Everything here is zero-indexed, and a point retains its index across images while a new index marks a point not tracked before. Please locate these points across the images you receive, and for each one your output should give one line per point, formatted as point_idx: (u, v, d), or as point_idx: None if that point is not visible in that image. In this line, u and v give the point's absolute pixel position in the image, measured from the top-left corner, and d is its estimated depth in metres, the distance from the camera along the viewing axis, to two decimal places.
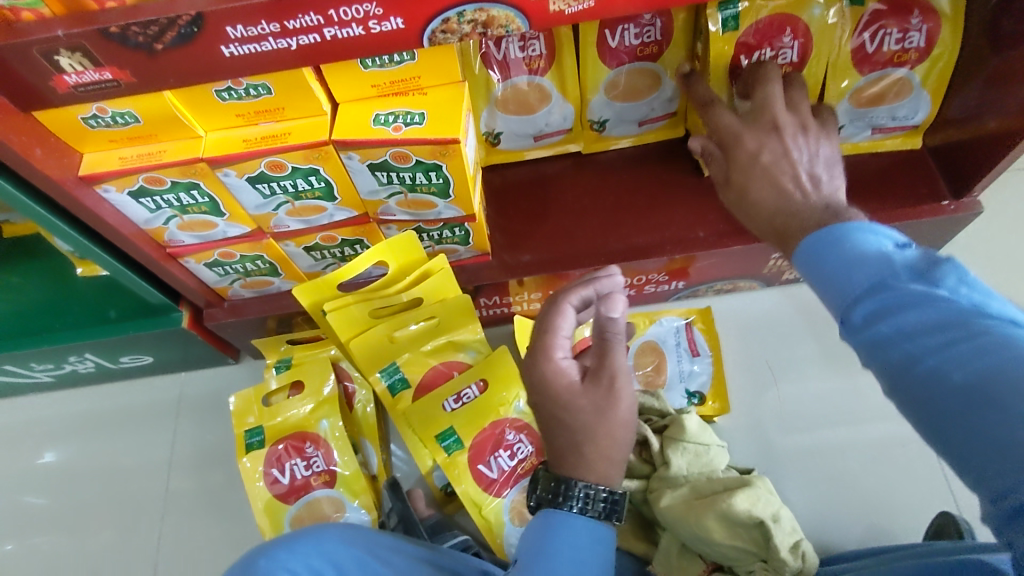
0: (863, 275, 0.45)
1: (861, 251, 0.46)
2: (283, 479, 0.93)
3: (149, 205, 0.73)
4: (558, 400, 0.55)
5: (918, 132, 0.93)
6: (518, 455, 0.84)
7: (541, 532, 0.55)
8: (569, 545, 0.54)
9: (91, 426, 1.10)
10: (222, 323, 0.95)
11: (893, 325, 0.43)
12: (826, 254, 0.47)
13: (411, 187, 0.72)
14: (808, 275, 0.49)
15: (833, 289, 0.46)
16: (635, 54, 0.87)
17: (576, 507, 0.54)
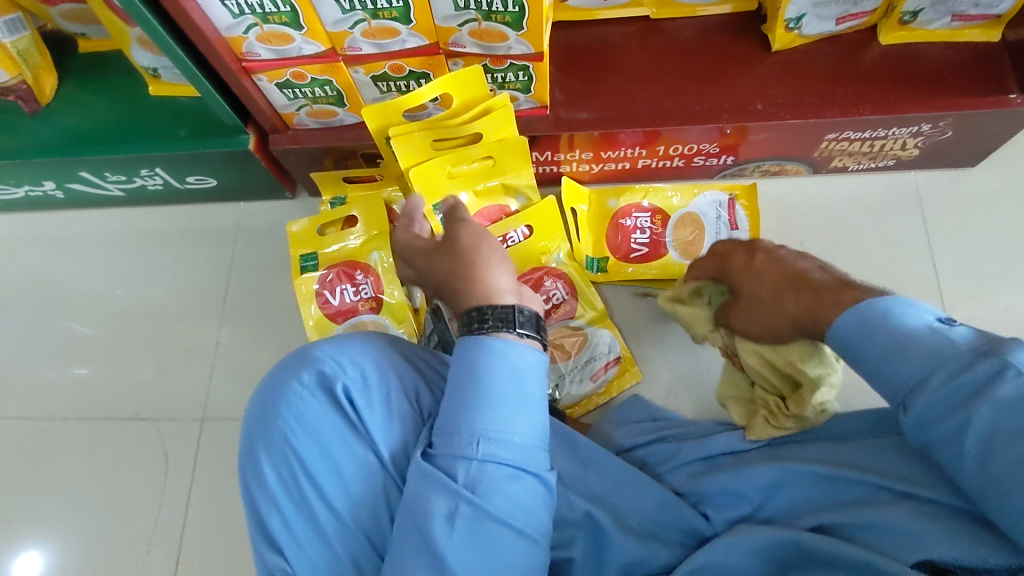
0: (922, 357, 0.51)
1: (896, 317, 0.53)
2: (333, 301, 1.01)
3: (233, 9, 0.75)
4: (430, 269, 0.77)
5: (999, 25, 0.91)
6: (554, 299, 0.97)
7: (458, 359, 0.65)
8: (496, 365, 0.63)
9: (158, 242, 1.18)
10: (284, 150, 1.01)
11: (930, 401, 0.50)
12: (857, 334, 0.55)
13: (485, 15, 0.74)
14: (848, 356, 0.56)
15: (885, 377, 0.53)
16: None
17: (491, 327, 0.66)
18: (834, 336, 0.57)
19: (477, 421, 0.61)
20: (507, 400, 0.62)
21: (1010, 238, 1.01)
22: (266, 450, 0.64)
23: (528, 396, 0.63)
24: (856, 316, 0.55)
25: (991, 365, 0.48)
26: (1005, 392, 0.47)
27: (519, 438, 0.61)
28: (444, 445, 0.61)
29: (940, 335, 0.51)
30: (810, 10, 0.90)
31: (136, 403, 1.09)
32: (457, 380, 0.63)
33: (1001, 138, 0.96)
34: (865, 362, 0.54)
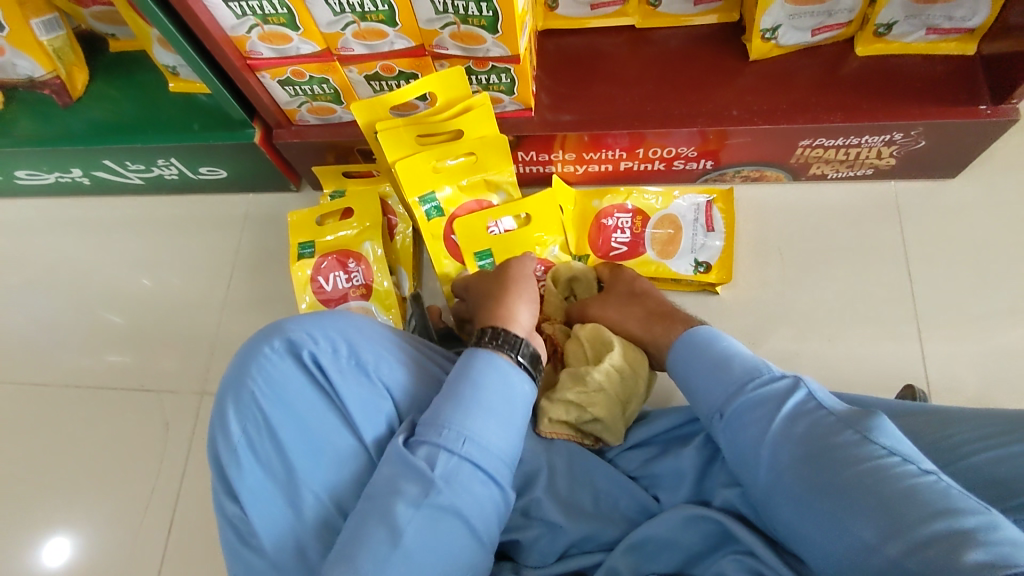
0: (735, 371, 0.68)
1: (718, 341, 0.73)
2: (326, 287, 1.07)
3: (236, 10, 0.82)
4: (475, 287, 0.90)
5: (973, 39, 0.93)
6: None
7: (459, 370, 0.70)
8: (488, 380, 0.69)
9: (172, 229, 1.27)
10: (287, 144, 1.08)
11: (735, 406, 0.66)
12: (684, 352, 0.75)
13: (463, 19, 0.80)
14: (681, 377, 0.74)
15: (707, 392, 0.70)
16: None
17: (494, 345, 0.73)
18: (671, 362, 0.77)
19: (470, 424, 0.65)
20: (492, 410, 0.67)
21: (987, 249, 1.02)
22: (234, 404, 0.70)
23: (514, 417, 0.68)
24: (684, 337, 0.76)
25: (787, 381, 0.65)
26: (789, 398, 0.63)
27: (498, 449, 0.66)
28: (432, 436, 0.64)
29: (749, 360, 0.69)
30: (785, 21, 0.94)
31: (142, 375, 1.16)
32: (457, 386, 0.68)
33: (976, 150, 0.97)
34: (688, 373, 0.73)
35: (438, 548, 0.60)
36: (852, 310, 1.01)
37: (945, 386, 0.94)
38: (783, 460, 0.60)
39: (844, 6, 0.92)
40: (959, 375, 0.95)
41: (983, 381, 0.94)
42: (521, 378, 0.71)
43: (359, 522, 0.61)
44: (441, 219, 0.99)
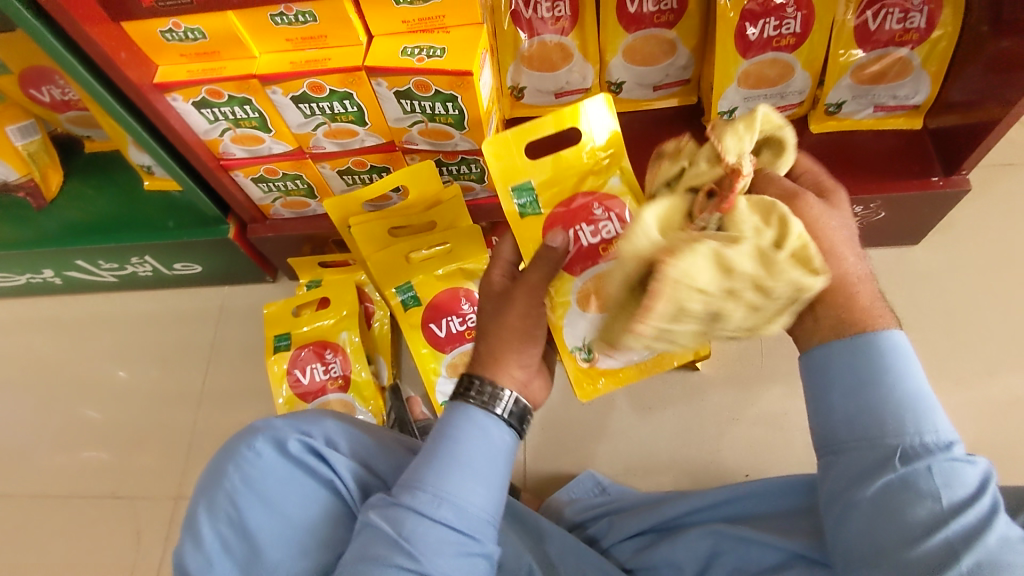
0: (903, 420, 0.48)
1: (904, 378, 0.49)
2: (303, 379, 1.06)
3: (209, 116, 0.84)
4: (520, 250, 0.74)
5: (919, 114, 0.98)
6: (468, 322, 0.99)
7: (437, 421, 0.57)
8: (469, 438, 0.55)
9: (146, 325, 1.25)
10: (262, 238, 1.08)
11: (913, 471, 0.46)
12: (846, 369, 0.50)
13: (431, 117, 0.82)
14: (829, 394, 0.50)
15: (847, 420, 0.49)
16: (651, 21, 0.95)
17: (476, 401, 0.56)
18: (815, 365, 0.51)
19: (450, 489, 0.52)
20: (469, 473, 0.53)
21: (958, 313, 1.04)
22: (210, 506, 0.65)
23: (502, 472, 0.55)
24: (860, 349, 0.49)
25: (980, 465, 0.47)
26: (982, 489, 0.46)
27: (486, 514, 0.53)
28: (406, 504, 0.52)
29: (941, 420, 0.48)
30: (741, 104, 0.98)
31: (114, 480, 1.12)
32: (433, 442, 0.55)
33: (935, 217, 1.01)
34: (845, 404, 0.50)
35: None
36: None
37: None
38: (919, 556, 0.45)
39: (796, 88, 0.97)
40: None
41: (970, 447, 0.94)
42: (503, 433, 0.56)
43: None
44: (419, 308, 0.98)
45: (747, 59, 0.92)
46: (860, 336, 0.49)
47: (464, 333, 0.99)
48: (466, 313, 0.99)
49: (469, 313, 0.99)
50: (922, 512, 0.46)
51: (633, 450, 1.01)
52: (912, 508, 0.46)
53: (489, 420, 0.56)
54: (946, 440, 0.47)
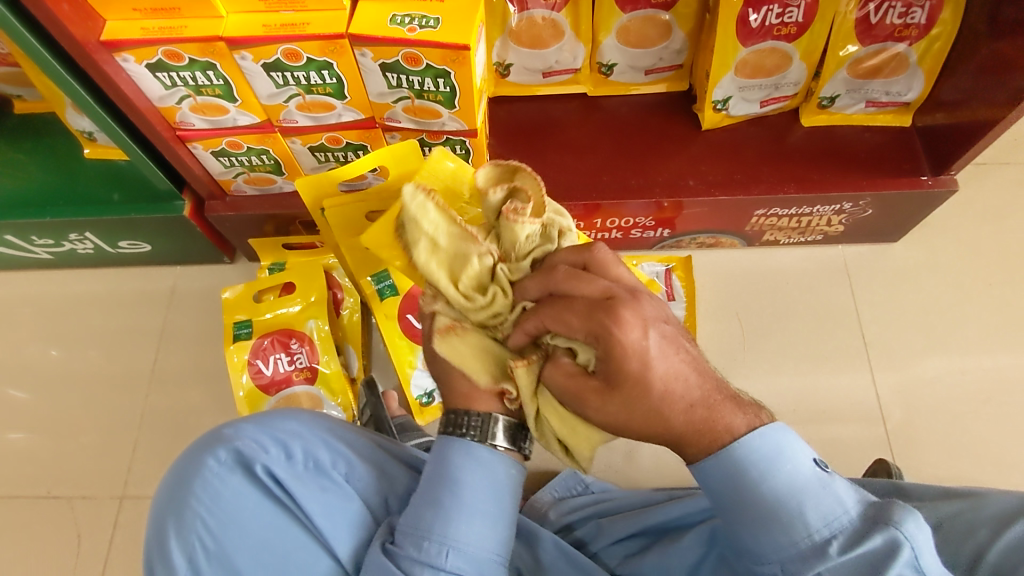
0: (802, 511, 0.49)
1: (785, 466, 0.51)
2: (266, 371, 0.98)
3: (166, 81, 0.75)
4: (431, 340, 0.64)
5: (908, 111, 0.97)
6: None
7: (436, 461, 0.59)
8: (464, 472, 0.57)
9: (85, 306, 1.14)
10: (221, 216, 0.99)
11: (805, 574, 0.48)
12: (723, 485, 0.52)
13: (418, 93, 0.75)
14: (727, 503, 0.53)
15: (756, 527, 0.51)
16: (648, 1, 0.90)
17: (470, 435, 0.59)
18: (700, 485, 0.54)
19: (454, 532, 0.55)
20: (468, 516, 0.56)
21: (934, 311, 1.05)
22: (174, 528, 0.59)
23: (504, 507, 0.58)
24: (726, 465, 0.52)
25: (878, 539, 0.47)
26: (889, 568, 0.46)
27: (491, 549, 0.56)
28: (412, 550, 0.55)
29: (824, 504, 0.49)
30: (735, 93, 0.95)
31: (50, 479, 1.02)
32: (434, 484, 0.57)
33: (917, 216, 1.01)
34: (737, 515, 0.52)
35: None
36: (813, 378, 1.01)
37: (905, 451, 0.96)
38: None
39: (791, 80, 0.94)
40: (918, 438, 0.97)
41: (941, 444, 0.96)
42: (502, 466, 0.59)
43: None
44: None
45: (745, 47, 0.89)
46: (718, 459, 0.52)
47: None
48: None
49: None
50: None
51: (613, 447, 0.99)
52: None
53: (483, 451, 0.58)
54: (831, 526, 0.48)
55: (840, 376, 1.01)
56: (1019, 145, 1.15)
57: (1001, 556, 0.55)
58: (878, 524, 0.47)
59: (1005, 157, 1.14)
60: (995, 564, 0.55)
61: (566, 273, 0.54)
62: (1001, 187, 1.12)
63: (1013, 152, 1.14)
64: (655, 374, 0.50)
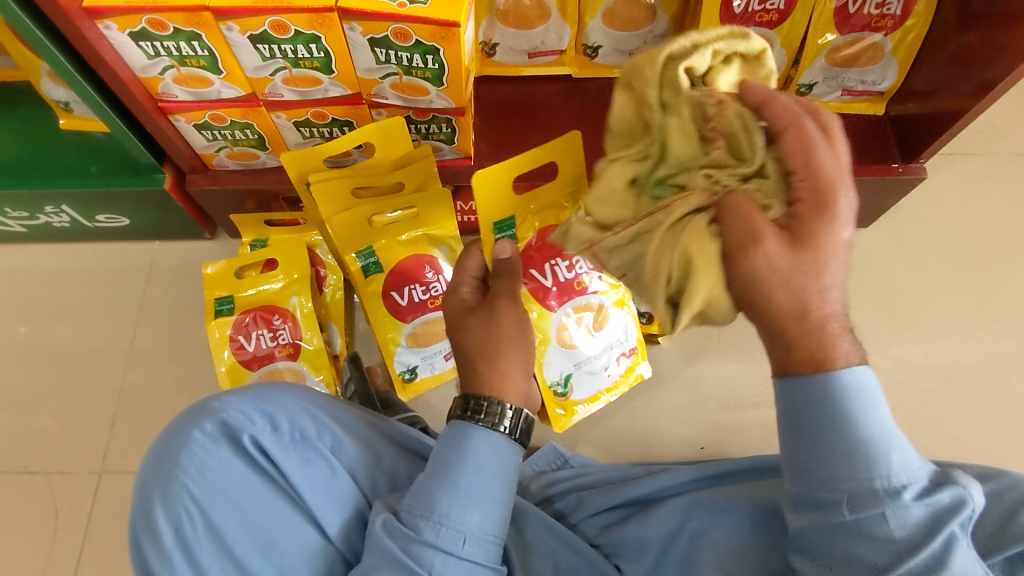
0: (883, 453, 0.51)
1: (869, 410, 0.52)
2: (248, 347, 0.98)
3: (149, 50, 0.74)
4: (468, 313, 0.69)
5: (882, 100, 1.00)
6: (432, 291, 0.95)
7: (448, 445, 0.60)
8: (476, 455, 0.59)
9: (60, 280, 1.12)
10: (203, 191, 0.98)
11: (871, 511, 0.50)
12: (809, 403, 0.52)
13: (406, 70, 0.76)
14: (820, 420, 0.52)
15: (832, 452, 0.52)
16: None
17: (485, 422, 0.61)
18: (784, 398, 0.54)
19: (468, 519, 0.56)
20: (481, 497, 0.58)
21: (899, 295, 1.09)
22: (161, 500, 0.59)
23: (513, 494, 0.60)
24: (826, 393, 0.52)
25: (947, 494, 0.49)
26: (952, 520, 0.49)
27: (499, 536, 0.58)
28: (425, 533, 0.56)
29: (908, 458, 0.51)
30: None
31: (26, 453, 1.01)
32: (449, 468, 0.58)
33: (887, 202, 1.04)
34: (807, 439, 0.53)
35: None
36: None
37: None
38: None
39: (771, 67, 0.96)
40: None
41: (902, 419, 1.01)
42: (513, 456, 0.61)
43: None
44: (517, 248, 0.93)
45: None
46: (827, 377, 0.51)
47: (573, 284, 0.94)
48: (574, 258, 0.93)
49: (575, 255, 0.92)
50: (879, 549, 0.50)
51: (594, 424, 1.01)
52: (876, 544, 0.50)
53: (499, 441, 0.60)
54: (909, 476, 0.50)
55: None
56: (984, 137, 1.19)
57: None
58: (947, 482, 0.50)
59: (971, 148, 1.18)
60: None
61: (811, 131, 0.52)
62: (966, 176, 1.16)
63: (978, 143, 1.18)
64: (827, 251, 0.50)
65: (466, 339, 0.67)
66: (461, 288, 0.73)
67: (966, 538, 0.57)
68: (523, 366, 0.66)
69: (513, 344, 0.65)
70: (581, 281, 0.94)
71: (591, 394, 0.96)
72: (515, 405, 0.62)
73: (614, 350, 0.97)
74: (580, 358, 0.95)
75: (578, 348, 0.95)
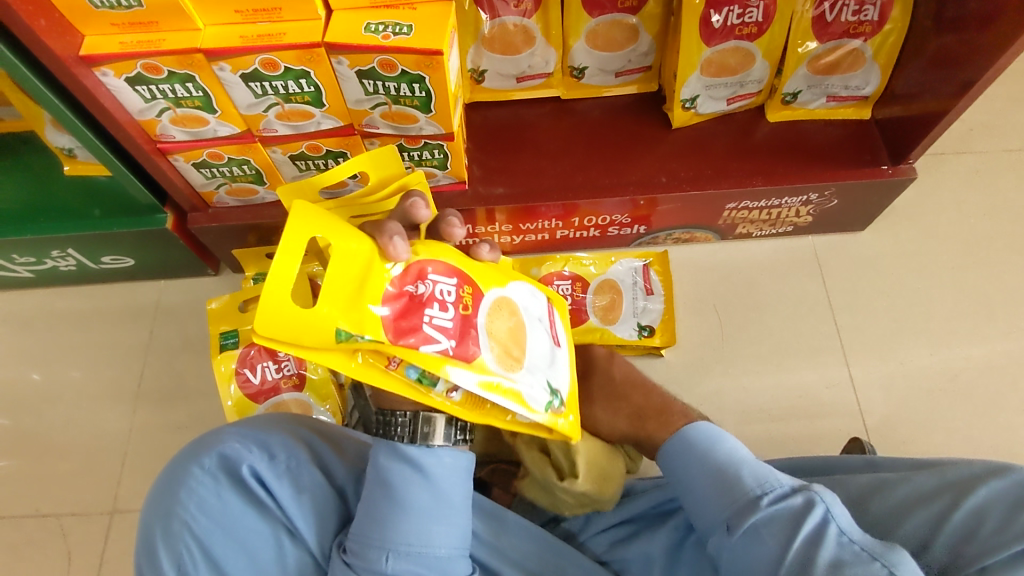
0: (747, 479, 0.62)
1: (724, 449, 0.67)
2: (253, 379, 0.99)
3: (145, 93, 0.77)
4: None
5: (867, 105, 1.01)
6: None
7: (372, 468, 0.63)
8: (396, 479, 0.61)
9: (67, 323, 1.14)
10: (203, 228, 1.01)
11: (745, 523, 0.60)
12: (681, 457, 0.69)
13: (395, 99, 0.77)
14: (685, 468, 0.68)
15: (714, 496, 0.64)
16: (615, 5, 0.94)
17: (402, 437, 0.63)
18: (668, 462, 0.71)
19: (392, 538, 0.60)
20: (406, 520, 0.61)
21: (899, 297, 1.09)
22: (162, 537, 0.59)
23: (447, 507, 0.62)
24: (683, 440, 0.70)
25: (799, 497, 0.58)
26: (806, 518, 0.57)
27: (437, 550, 0.61)
28: (355, 556, 0.60)
29: (761, 474, 0.62)
30: (703, 91, 0.98)
31: (37, 496, 1.02)
32: (374, 494, 0.62)
33: (880, 204, 1.05)
34: (690, 491, 0.67)
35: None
36: (787, 365, 1.04)
37: (879, 431, 0.99)
38: (798, 557, 0.55)
39: (755, 77, 0.98)
40: (892, 420, 1.00)
41: (913, 422, 1.00)
42: (429, 457, 0.62)
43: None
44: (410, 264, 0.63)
45: (709, 47, 0.93)
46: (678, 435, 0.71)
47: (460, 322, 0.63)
48: (431, 294, 0.62)
49: (429, 292, 0.62)
50: (766, 548, 0.57)
51: None
52: (763, 556, 0.57)
53: (399, 449, 0.62)
54: (767, 487, 0.61)
55: (814, 361, 1.04)
56: (974, 135, 1.19)
57: (961, 520, 0.58)
58: (802, 489, 0.59)
59: (962, 147, 1.19)
60: (959, 525, 0.58)
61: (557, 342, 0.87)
62: (958, 176, 1.17)
63: (968, 141, 1.19)
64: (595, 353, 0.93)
65: None
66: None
67: (975, 540, 0.56)
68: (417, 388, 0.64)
69: None
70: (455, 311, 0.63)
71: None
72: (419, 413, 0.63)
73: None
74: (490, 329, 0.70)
75: None
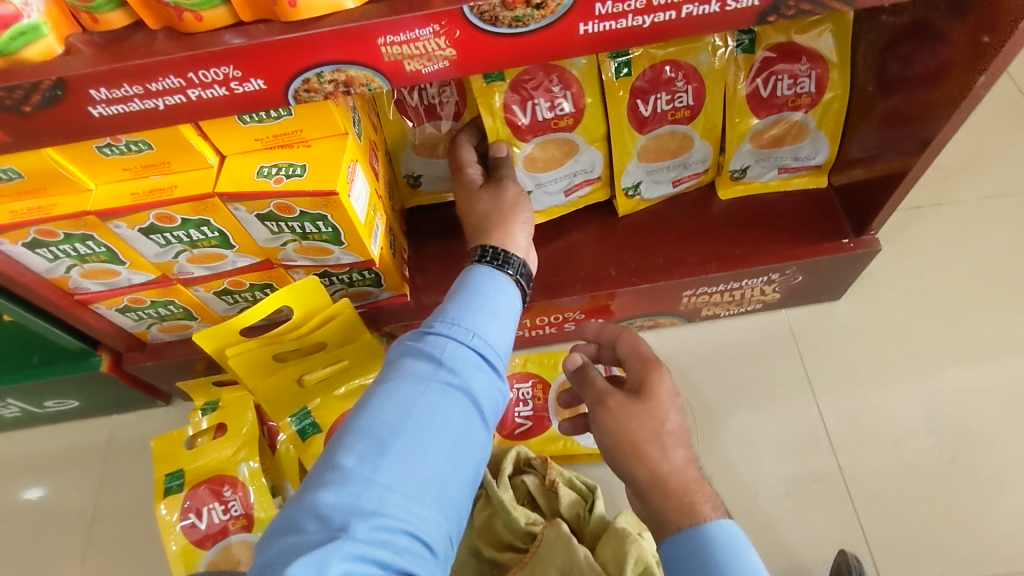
0: None
1: (744, 555, 0.59)
2: (200, 524, 0.93)
3: (47, 255, 0.74)
4: (465, 197, 0.80)
5: (823, 172, 0.95)
6: None
7: (463, 276, 0.69)
8: (482, 283, 0.67)
9: (15, 471, 1.09)
10: (142, 367, 0.97)
11: None
12: (693, 550, 0.60)
13: (303, 236, 0.74)
14: (693, 556, 0.60)
15: None
16: (549, 127, 0.86)
17: (494, 262, 0.70)
18: (672, 548, 0.61)
19: (477, 322, 0.63)
20: (488, 316, 0.64)
21: (887, 367, 1.00)
22: None
23: (511, 321, 0.67)
24: (706, 536, 0.60)
25: None
26: None
27: (499, 348, 0.64)
28: (441, 327, 0.62)
29: None
30: (645, 177, 0.93)
31: None
32: (459, 290, 0.66)
33: (851, 276, 0.98)
34: None
35: (436, 430, 0.55)
36: (772, 456, 0.96)
37: (878, 527, 0.90)
38: None
39: (697, 158, 0.93)
40: (889, 515, 0.91)
41: (912, 513, 0.91)
42: (513, 286, 0.69)
43: (375, 402, 0.56)
44: (499, 82, 0.81)
45: (643, 134, 0.88)
46: (707, 525, 0.60)
47: (550, 122, 0.86)
48: (555, 97, 0.83)
49: (558, 96, 0.83)
50: None
51: None
52: None
53: (499, 271, 0.70)
54: None
55: (802, 449, 0.96)
56: (950, 183, 1.13)
57: None
58: None
59: (938, 198, 1.12)
60: None
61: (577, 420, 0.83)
62: (938, 228, 1.10)
63: (944, 191, 1.12)
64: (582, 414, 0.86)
65: (481, 207, 0.79)
66: (467, 169, 0.84)
67: None
68: (526, 226, 0.77)
69: (519, 212, 0.78)
70: (562, 121, 0.85)
71: (549, 205, 0.95)
72: (518, 256, 0.73)
73: (578, 180, 0.93)
74: (542, 179, 0.91)
75: (541, 171, 0.90)
